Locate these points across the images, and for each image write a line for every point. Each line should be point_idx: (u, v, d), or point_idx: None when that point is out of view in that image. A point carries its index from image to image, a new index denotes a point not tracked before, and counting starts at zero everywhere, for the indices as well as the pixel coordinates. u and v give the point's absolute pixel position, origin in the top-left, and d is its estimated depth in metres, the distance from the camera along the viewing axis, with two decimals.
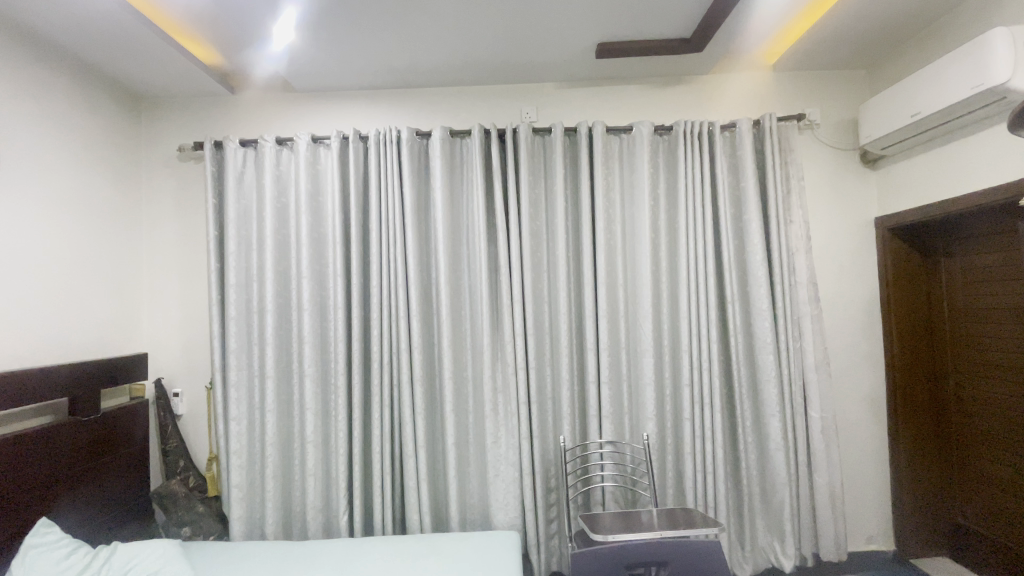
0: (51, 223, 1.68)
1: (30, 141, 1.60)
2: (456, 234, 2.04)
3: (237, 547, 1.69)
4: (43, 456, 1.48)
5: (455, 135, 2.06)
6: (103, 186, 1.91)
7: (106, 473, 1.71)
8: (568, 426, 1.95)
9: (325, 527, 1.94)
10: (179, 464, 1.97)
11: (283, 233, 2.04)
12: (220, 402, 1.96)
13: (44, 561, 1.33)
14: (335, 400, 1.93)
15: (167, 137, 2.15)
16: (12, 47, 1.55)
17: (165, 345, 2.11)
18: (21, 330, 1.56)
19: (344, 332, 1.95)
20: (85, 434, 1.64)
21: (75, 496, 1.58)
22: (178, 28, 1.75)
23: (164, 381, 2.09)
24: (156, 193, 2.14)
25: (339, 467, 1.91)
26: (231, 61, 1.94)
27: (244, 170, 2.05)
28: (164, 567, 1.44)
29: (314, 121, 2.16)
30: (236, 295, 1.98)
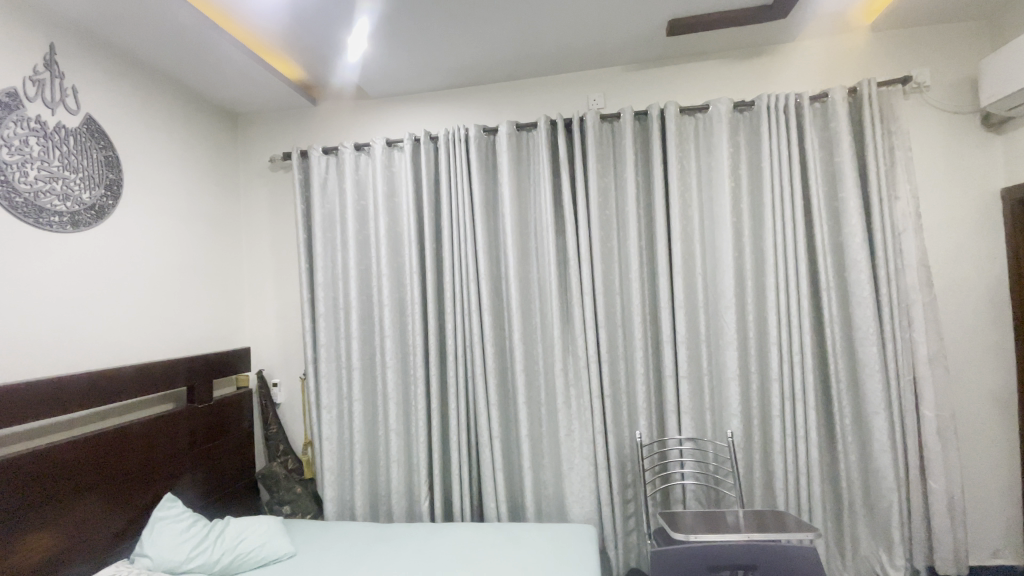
0: (168, 232, 1.90)
1: (148, 161, 1.82)
2: (524, 228, 2.04)
3: (332, 527, 1.83)
4: (167, 438, 1.69)
5: (522, 129, 2.06)
6: (207, 197, 2.12)
7: (218, 455, 1.92)
8: (644, 421, 1.89)
9: (408, 511, 2.05)
10: (280, 447, 2.16)
11: (363, 234, 2.15)
12: (314, 392, 2.12)
13: (170, 531, 1.53)
14: (415, 391, 2.02)
15: (260, 148, 2.34)
16: (129, 80, 1.76)
17: (264, 339, 2.32)
18: (149, 329, 1.80)
19: (421, 325, 2.03)
20: (202, 419, 1.85)
21: (192, 474, 1.78)
22: (265, 48, 1.90)
23: (265, 372, 2.30)
24: (252, 201, 2.34)
25: (420, 455, 2.00)
26: (312, 74, 2.07)
27: (327, 176, 2.18)
28: (269, 541, 1.62)
29: (388, 125, 2.25)
30: (325, 292, 2.13)
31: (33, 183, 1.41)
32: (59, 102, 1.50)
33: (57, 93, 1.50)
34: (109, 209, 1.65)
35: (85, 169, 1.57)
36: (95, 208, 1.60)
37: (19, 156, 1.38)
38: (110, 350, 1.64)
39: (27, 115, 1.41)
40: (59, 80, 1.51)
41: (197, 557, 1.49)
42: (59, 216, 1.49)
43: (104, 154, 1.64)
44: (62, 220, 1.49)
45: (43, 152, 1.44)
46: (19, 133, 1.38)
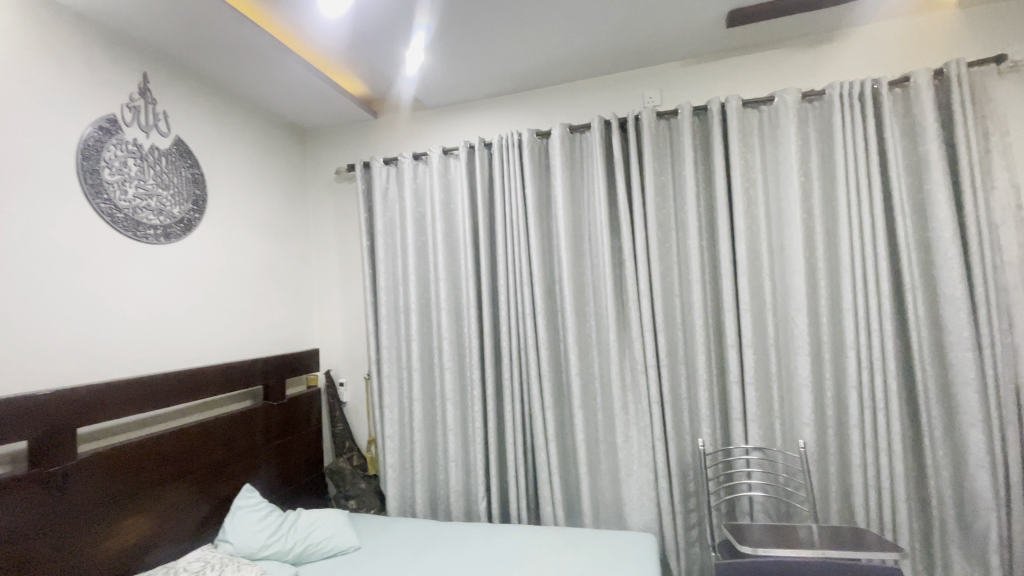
0: (246, 243, 2.05)
1: (228, 177, 1.98)
2: (578, 231, 2.03)
3: (393, 523, 1.90)
4: (245, 433, 1.82)
5: (576, 131, 2.05)
6: (279, 208, 2.27)
7: (290, 450, 2.04)
8: (707, 428, 1.83)
9: (466, 511, 2.09)
10: (346, 444, 2.27)
11: (421, 240, 2.22)
12: (377, 392, 2.21)
13: (249, 519, 1.64)
14: (472, 392, 2.05)
15: (326, 161, 2.47)
16: (212, 103, 1.92)
17: (332, 341, 2.45)
18: (231, 332, 1.95)
19: (477, 328, 2.07)
20: (276, 416, 1.98)
21: (268, 467, 1.91)
22: (330, 66, 2.01)
23: (332, 372, 2.43)
24: (320, 211, 2.48)
25: (478, 456, 2.03)
26: (373, 88, 2.16)
27: (388, 186, 2.27)
28: (335, 534, 1.72)
29: (444, 133, 2.31)
30: (387, 297, 2.22)
31: (131, 201, 1.57)
32: (153, 126, 1.67)
33: (151, 118, 1.66)
34: (196, 222, 1.80)
35: (175, 187, 1.73)
36: (184, 221, 1.75)
37: (120, 177, 1.54)
38: (197, 351, 1.79)
39: (126, 139, 1.57)
40: (153, 106, 1.67)
41: (273, 544, 1.60)
42: (154, 229, 1.65)
43: (191, 172, 1.80)
44: (157, 233, 1.65)
45: (140, 173, 1.60)
46: (120, 156, 1.54)
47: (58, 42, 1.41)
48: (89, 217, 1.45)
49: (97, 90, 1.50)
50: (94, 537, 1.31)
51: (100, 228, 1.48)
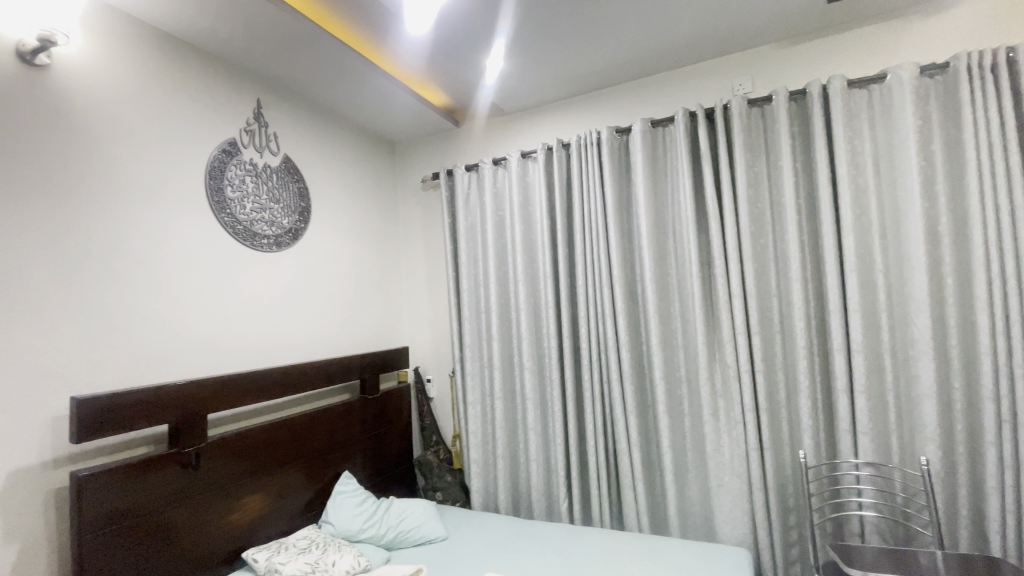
0: (343, 249, 2.22)
1: (328, 189, 2.16)
2: (662, 229, 1.96)
3: (477, 518, 1.97)
4: (344, 424, 1.98)
5: (658, 125, 1.99)
6: (372, 216, 2.44)
7: (383, 441, 2.18)
8: (809, 440, 1.68)
9: (548, 510, 2.10)
10: (433, 438, 2.39)
11: (501, 242, 2.28)
12: (461, 389, 2.30)
13: (348, 504, 1.79)
14: (552, 393, 2.06)
15: (413, 170, 2.62)
16: (314, 123, 2.12)
17: (420, 340, 2.58)
18: (332, 331, 2.12)
19: (556, 329, 2.07)
20: (371, 410, 2.13)
21: (363, 456, 2.07)
22: (416, 80, 2.13)
23: (421, 370, 2.56)
24: (408, 217, 2.62)
25: (558, 456, 2.04)
26: (456, 97, 2.25)
27: (469, 191, 2.35)
28: (424, 523, 1.82)
29: (523, 137, 2.35)
30: (469, 298, 2.30)
31: (249, 214, 1.78)
32: (266, 146, 1.87)
33: (264, 140, 1.87)
34: (302, 231, 1.99)
35: (285, 200, 1.92)
36: (292, 231, 1.95)
37: (239, 194, 1.75)
38: (304, 348, 1.98)
39: (244, 160, 1.78)
40: (266, 129, 1.88)
41: (368, 529, 1.73)
42: (268, 239, 1.85)
43: (298, 186, 1.99)
44: (270, 242, 1.85)
45: (255, 189, 1.81)
46: (239, 175, 1.75)
47: (190, 79, 1.63)
48: (215, 229, 1.67)
49: (220, 118, 1.71)
50: (219, 509, 1.50)
51: (224, 239, 1.70)
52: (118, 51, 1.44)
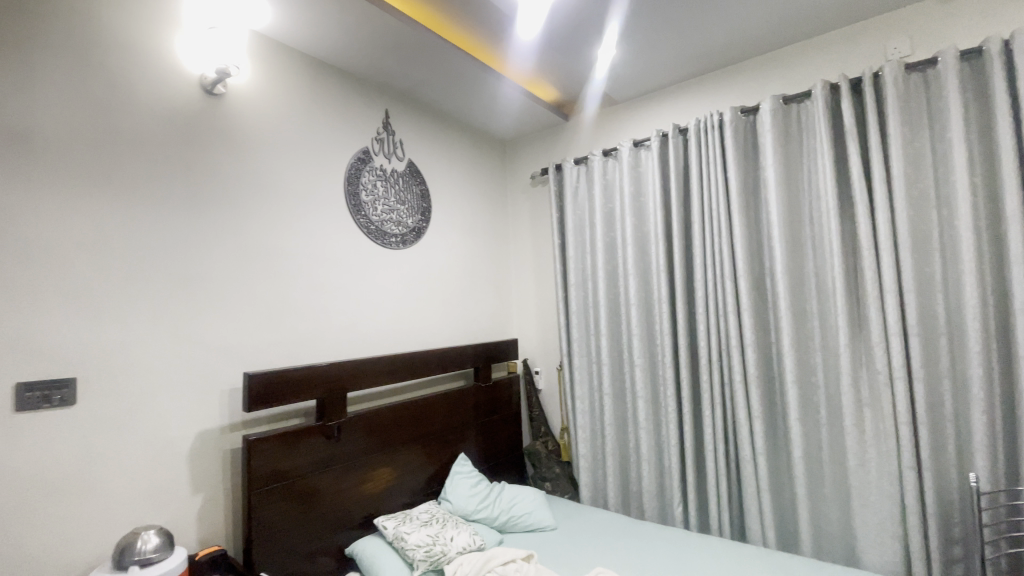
0: (459, 245, 2.35)
1: (445, 189, 2.29)
2: (795, 218, 1.78)
3: (586, 513, 1.97)
4: (460, 409, 2.11)
5: (791, 102, 1.80)
6: (484, 213, 2.54)
7: (495, 428, 2.28)
8: (985, 463, 1.42)
9: (660, 512, 2.04)
10: (541, 428, 2.43)
11: (611, 235, 2.24)
12: (569, 383, 2.32)
13: (463, 484, 1.91)
14: (665, 391, 1.99)
15: (522, 166, 2.67)
16: (433, 127, 2.26)
17: (529, 333, 2.64)
18: (448, 322, 2.26)
19: (670, 325, 1.99)
20: (484, 397, 2.24)
21: (477, 442, 2.18)
22: (528, 78, 2.17)
23: (529, 362, 2.62)
24: (517, 213, 2.69)
25: (672, 457, 1.96)
26: (566, 91, 2.25)
27: (578, 184, 2.35)
28: (534, 511, 1.88)
29: (635, 126, 2.28)
30: (577, 292, 2.30)
31: (379, 215, 1.96)
32: (393, 152, 2.04)
33: (391, 146, 2.04)
34: (423, 229, 2.14)
35: (409, 201, 2.09)
36: (415, 229, 2.10)
37: (371, 197, 1.93)
38: (425, 337, 2.14)
39: (375, 166, 1.96)
40: (393, 136, 2.05)
41: (482, 510, 1.82)
42: (395, 237, 2.02)
43: (420, 188, 2.14)
44: (397, 240, 2.02)
45: (384, 192, 1.99)
46: (371, 180, 1.93)
47: (330, 95, 1.83)
48: (351, 228, 1.86)
49: (356, 129, 1.91)
50: (356, 479, 1.68)
51: (359, 238, 1.89)
52: (277, 78, 1.67)
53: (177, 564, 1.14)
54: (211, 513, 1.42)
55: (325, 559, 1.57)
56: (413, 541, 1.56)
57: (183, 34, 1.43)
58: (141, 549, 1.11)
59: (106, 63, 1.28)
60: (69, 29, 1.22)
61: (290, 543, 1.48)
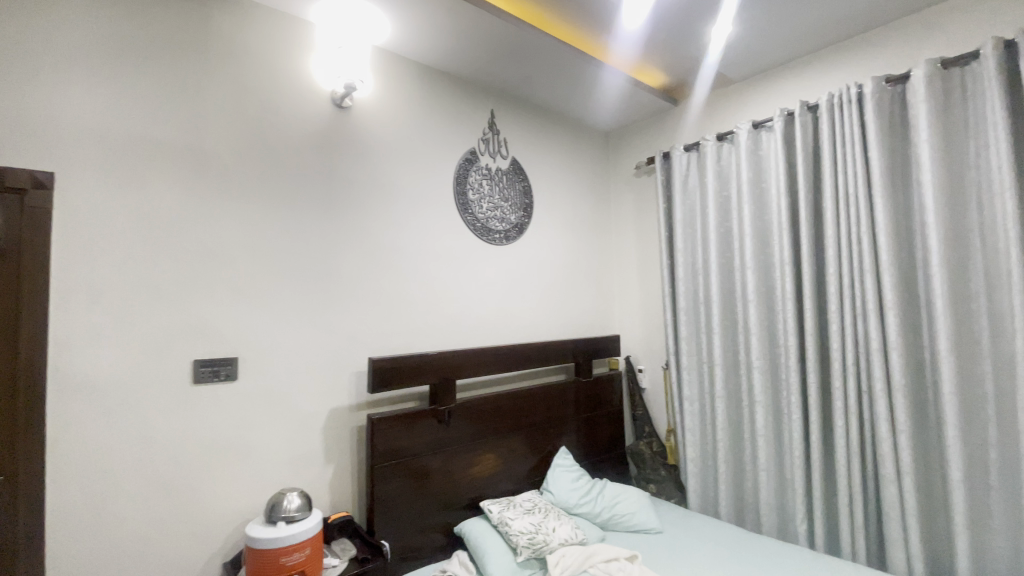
0: (560, 240, 2.36)
1: (548, 184, 2.32)
2: (957, 202, 1.52)
3: (694, 520, 1.88)
4: (561, 403, 2.12)
5: (953, 65, 1.54)
6: (587, 207, 2.52)
7: (597, 425, 2.26)
8: None
9: (779, 527, 1.87)
10: (645, 429, 2.38)
11: (725, 226, 2.09)
12: (676, 382, 2.22)
13: (566, 477, 1.92)
14: (788, 396, 1.82)
15: (627, 157, 2.60)
16: (537, 123, 2.29)
17: (632, 329, 2.57)
18: (550, 316, 2.29)
19: (795, 324, 1.81)
20: (585, 393, 2.23)
21: (578, 437, 2.18)
22: (634, 64, 2.10)
23: (632, 359, 2.55)
24: (621, 206, 2.62)
25: (795, 469, 1.79)
26: (675, 75, 2.15)
27: (689, 173, 2.23)
28: (638, 512, 1.83)
29: (753, 108, 2.10)
30: (686, 287, 2.19)
31: (485, 213, 2.04)
32: (498, 151, 2.11)
33: (496, 145, 2.11)
34: (526, 224, 2.19)
35: (512, 198, 2.14)
36: (518, 225, 2.15)
37: (478, 195, 2.02)
38: (527, 331, 2.18)
39: (481, 165, 2.04)
40: (498, 135, 2.12)
41: (584, 505, 1.82)
42: (499, 233, 2.08)
43: (523, 184, 2.19)
44: (501, 236, 2.09)
45: (489, 190, 2.06)
46: (478, 179, 2.02)
47: (440, 99, 1.94)
48: (459, 225, 1.96)
49: (465, 130, 2.00)
50: (464, 463, 1.77)
51: (467, 235, 1.98)
52: (395, 87, 1.81)
53: (312, 526, 1.28)
54: (339, 483, 1.59)
55: (436, 536, 1.68)
56: (517, 528, 1.60)
57: (315, 55, 1.61)
58: (286, 507, 1.27)
59: (258, 88, 1.48)
60: (231, 61, 1.44)
61: (406, 517, 1.61)
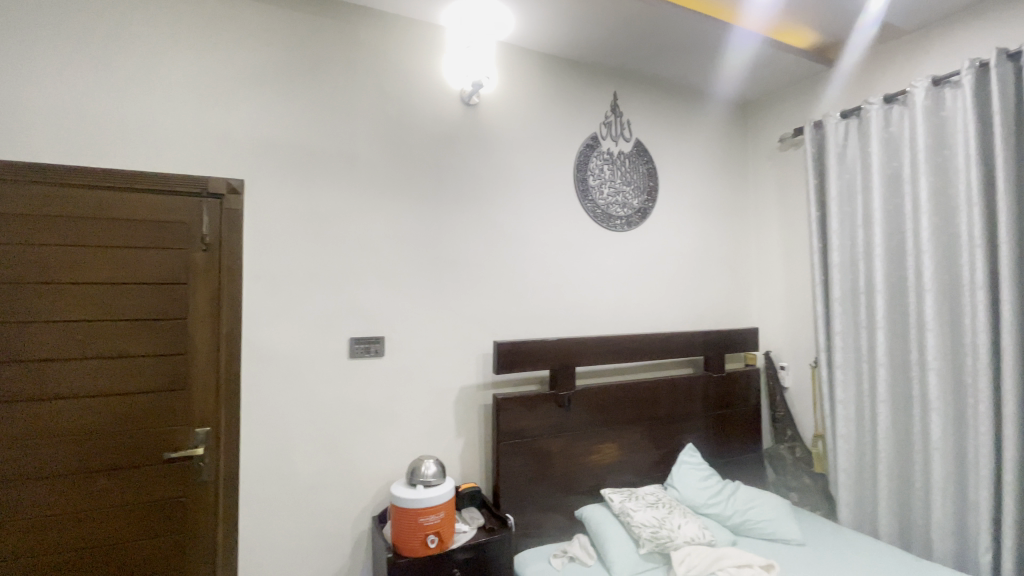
0: (688, 225, 2.22)
1: (676, 166, 2.20)
2: None
3: (845, 537, 1.67)
4: (687, 397, 2.02)
5: None
6: (721, 188, 2.33)
7: (728, 422, 2.11)
8: None
9: (960, 560, 1.58)
10: (787, 432, 2.17)
11: (895, 204, 1.79)
12: (826, 382, 1.97)
13: (692, 474, 1.83)
14: (977, 406, 1.51)
15: (768, 130, 2.34)
16: (664, 101, 2.18)
17: (773, 321, 2.33)
18: (676, 304, 2.18)
19: (988, 319, 1.49)
20: (715, 388, 2.09)
21: (707, 434, 2.06)
22: (778, 26, 1.85)
23: (773, 354, 2.32)
24: (761, 185, 2.38)
25: (983, 494, 1.48)
26: (829, 31, 1.85)
27: (846, 144, 1.94)
28: (775, 520, 1.68)
29: (935, 60, 1.75)
30: (842, 274, 1.93)
31: (606, 198, 2.00)
32: (621, 134, 2.05)
33: (619, 129, 2.06)
34: (650, 209, 2.10)
35: (635, 182, 2.07)
36: (641, 211, 2.08)
37: (599, 181, 1.99)
38: (652, 320, 2.11)
39: (603, 150, 2.01)
40: (621, 118, 2.06)
41: (713, 505, 1.72)
42: (621, 219, 2.04)
43: (648, 167, 2.10)
44: (623, 222, 2.04)
45: (611, 174, 2.02)
46: (599, 165, 1.99)
47: (563, 87, 1.94)
48: (580, 212, 1.96)
49: (587, 116, 1.99)
50: (585, 449, 1.79)
51: (589, 222, 1.97)
52: (520, 78, 1.86)
53: (446, 492, 1.40)
54: (469, 456, 1.71)
55: (557, 517, 1.73)
56: (639, 519, 1.57)
57: (447, 58, 1.72)
58: (424, 473, 1.41)
59: (398, 93, 1.64)
60: (376, 70, 1.61)
61: (528, 494, 1.68)
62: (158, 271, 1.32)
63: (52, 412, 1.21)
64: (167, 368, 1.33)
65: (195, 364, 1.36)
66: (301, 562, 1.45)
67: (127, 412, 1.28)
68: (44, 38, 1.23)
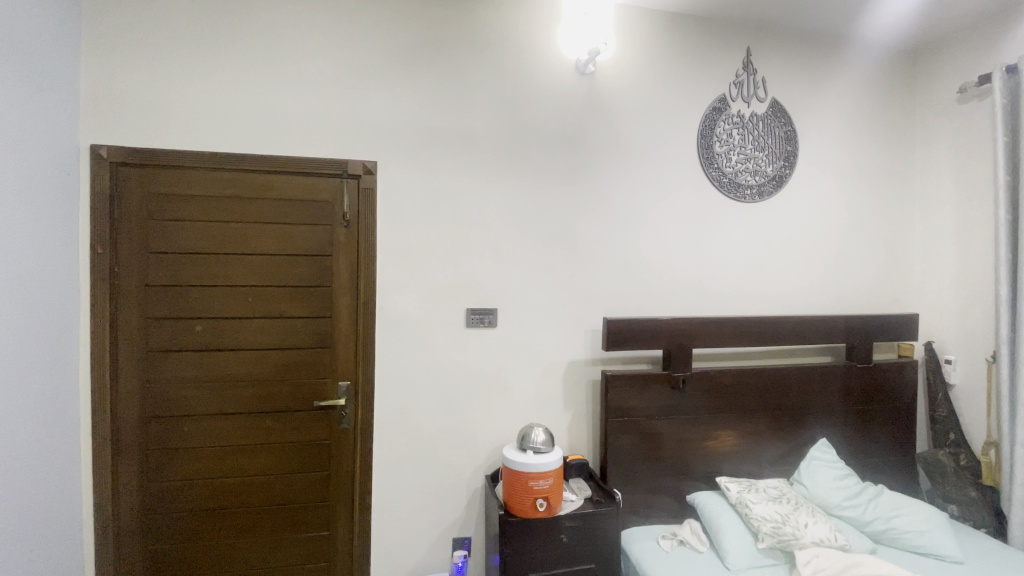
0: (831, 195, 1.97)
1: (819, 128, 1.95)
2: None
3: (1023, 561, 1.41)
4: (822, 388, 1.82)
5: None
6: (875, 151, 2.02)
7: (872, 419, 1.87)
8: None
9: None
10: (948, 437, 1.87)
11: None
12: (1005, 381, 1.65)
13: (824, 472, 1.64)
14: None
15: (944, 80, 1.97)
16: (805, 55, 1.93)
17: (938, 306, 1.99)
18: (814, 283, 1.95)
19: None
20: (857, 379, 1.85)
21: (845, 429, 1.84)
22: None
23: (936, 345, 1.99)
24: (931, 146, 2.02)
25: None
26: None
27: None
28: (927, 531, 1.47)
29: None
30: None
31: (734, 165, 1.85)
32: (753, 94, 1.87)
33: (752, 88, 1.87)
34: (785, 176, 1.90)
35: (769, 147, 1.88)
36: (776, 178, 1.89)
37: (725, 147, 1.84)
38: (783, 300, 1.92)
39: (731, 113, 1.85)
40: (754, 76, 1.87)
41: (849, 508, 1.54)
42: (751, 188, 1.87)
43: (785, 129, 1.89)
44: (753, 191, 1.87)
45: (741, 140, 1.85)
46: (727, 129, 1.84)
47: (687, 48, 1.81)
48: (702, 183, 1.83)
49: (714, 77, 1.84)
50: (699, 432, 1.71)
51: (712, 194, 1.84)
52: (639, 42, 1.77)
53: (556, 459, 1.43)
54: (578, 428, 1.73)
55: (667, 499, 1.68)
56: (759, 512, 1.47)
57: (563, 27, 1.70)
58: (534, 440, 1.46)
59: (515, 67, 1.66)
60: (494, 45, 1.64)
61: (637, 473, 1.65)
62: (308, 242, 1.50)
63: (237, 361, 1.46)
64: (315, 328, 1.52)
65: (338, 325, 1.53)
66: (425, 509, 1.60)
67: (287, 364, 1.50)
68: (223, 43, 1.44)
